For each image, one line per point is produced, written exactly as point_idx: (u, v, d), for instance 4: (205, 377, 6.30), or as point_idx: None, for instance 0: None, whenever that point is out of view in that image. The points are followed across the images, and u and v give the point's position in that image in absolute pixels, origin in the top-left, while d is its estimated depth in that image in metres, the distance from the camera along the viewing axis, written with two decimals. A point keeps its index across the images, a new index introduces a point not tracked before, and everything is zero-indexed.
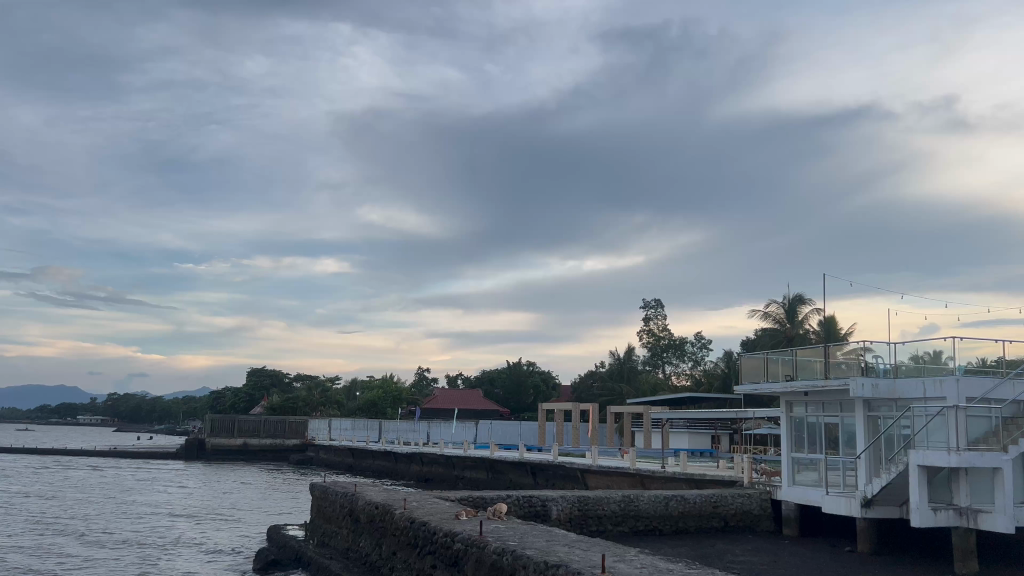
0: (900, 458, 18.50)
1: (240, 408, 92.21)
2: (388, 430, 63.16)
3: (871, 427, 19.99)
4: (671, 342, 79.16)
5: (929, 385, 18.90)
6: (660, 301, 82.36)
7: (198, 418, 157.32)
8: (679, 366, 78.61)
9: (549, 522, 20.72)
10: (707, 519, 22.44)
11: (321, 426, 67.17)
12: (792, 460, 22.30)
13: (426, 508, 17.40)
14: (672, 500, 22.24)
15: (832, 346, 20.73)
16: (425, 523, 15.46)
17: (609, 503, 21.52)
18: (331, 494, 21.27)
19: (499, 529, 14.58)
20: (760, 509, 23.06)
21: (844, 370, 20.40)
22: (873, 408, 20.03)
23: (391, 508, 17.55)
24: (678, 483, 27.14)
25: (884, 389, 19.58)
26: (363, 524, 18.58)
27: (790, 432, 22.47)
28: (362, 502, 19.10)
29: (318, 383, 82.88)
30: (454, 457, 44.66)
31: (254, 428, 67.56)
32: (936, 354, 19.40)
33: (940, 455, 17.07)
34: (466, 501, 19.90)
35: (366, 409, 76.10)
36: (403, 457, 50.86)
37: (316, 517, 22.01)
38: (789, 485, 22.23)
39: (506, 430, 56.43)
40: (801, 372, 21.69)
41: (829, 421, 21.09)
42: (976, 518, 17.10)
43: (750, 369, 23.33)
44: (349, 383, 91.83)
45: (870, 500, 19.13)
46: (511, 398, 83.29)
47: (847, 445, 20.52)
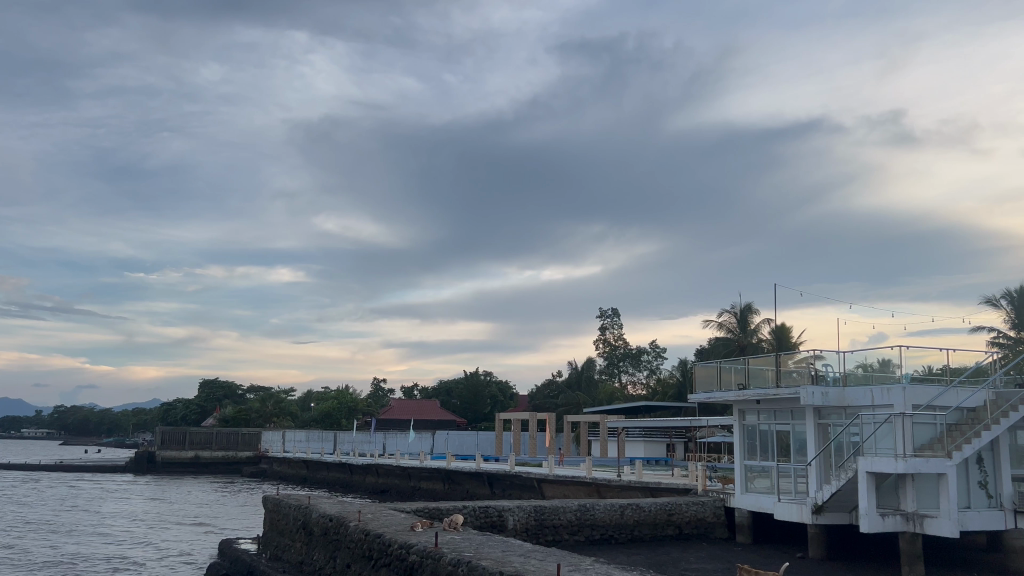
0: (849, 465, 18.85)
1: (191, 420, 90.51)
2: (343, 442, 62.56)
3: (821, 434, 20.33)
4: (628, 352, 79.78)
5: (877, 393, 19.29)
6: (616, 310, 82.99)
7: (148, 431, 154.30)
8: (635, 375, 79.07)
9: (505, 533, 20.74)
10: (662, 528, 22.58)
11: (275, 438, 66.40)
12: (745, 468, 22.58)
13: (381, 520, 17.23)
14: (627, 508, 22.37)
15: (783, 355, 21.04)
16: (381, 536, 15.34)
17: (565, 512, 21.60)
18: (285, 506, 20.99)
19: (455, 540, 14.52)
20: (715, 516, 23.27)
21: (795, 379, 20.71)
22: (823, 416, 20.40)
23: (345, 520, 17.36)
24: (634, 492, 27.30)
25: (833, 397, 19.96)
26: (317, 537, 18.36)
27: (742, 440, 22.74)
28: (316, 515, 18.87)
29: (272, 394, 81.88)
30: (410, 467, 44.42)
31: (205, 439, 66.36)
32: (883, 362, 19.77)
33: (888, 460, 17.43)
34: (422, 512, 19.80)
35: (321, 420, 75.37)
36: (358, 468, 50.43)
37: (271, 529, 21.67)
38: (741, 492, 22.51)
39: (463, 440, 56.28)
40: (753, 381, 21.99)
41: (780, 429, 21.42)
42: (922, 522, 17.49)
43: (704, 377, 23.61)
44: (304, 395, 90.80)
45: (821, 506, 19.45)
46: (468, 408, 83.06)
47: (798, 452, 20.85)
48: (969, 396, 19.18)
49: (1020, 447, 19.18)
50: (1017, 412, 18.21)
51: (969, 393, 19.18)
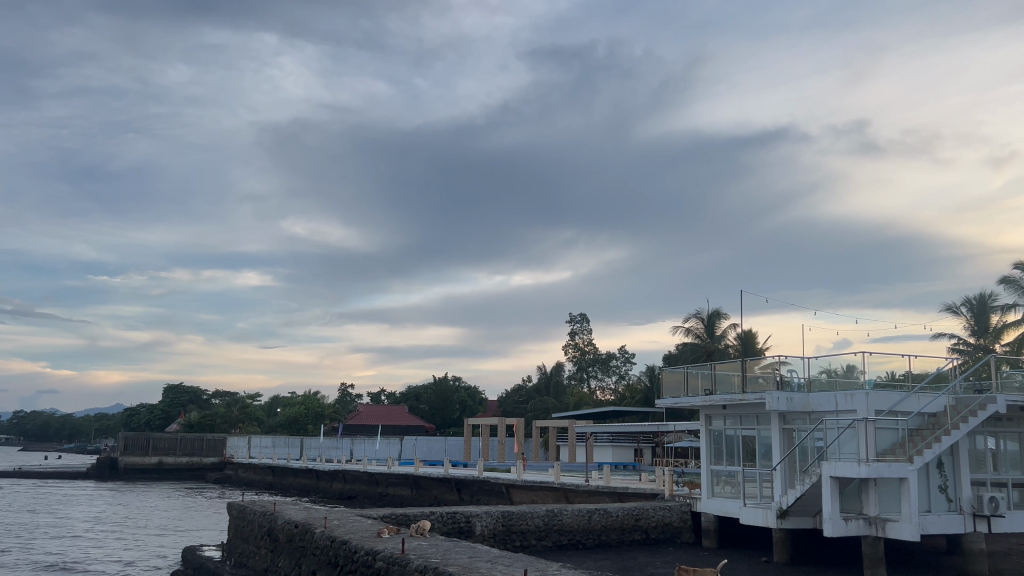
0: (813, 470, 19.07)
1: (155, 425, 89.25)
2: (309, 447, 62.05)
3: (787, 439, 20.51)
4: (597, 357, 80.04)
5: (841, 399, 19.56)
6: (586, 316, 83.25)
7: (110, 437, 151.74)
8: (604, 381, 79.34)
9: (473, 539, 20.70)
10: (629, 533, 22.65)
11: (240, 443, 65.61)
12: (711, 472, 22.75)
13: (347, 527, 17.09)
14: (594, 513, 22.43)
15: (749, 360, 21.23)
16: (347, 543, 15.20)
17: (532, 518, 21.64)
18: (250, 513, 20.75)
19: (421, 546, 14.44)
20: (681, 521, 23.39)
21: (760, 385, 20.86)
22: (788, 421, 20.60)
23: (311, 527, 17.21)
24: (602, 497, 27.37)
25: (798, 402, 20.19)
26: (282, 543, 18.19)
27: (709, 445, 22.90)
28: (281, 521, 18.70)
29: (238, 399, 80.91)
30: (377, 473, 44.12)
31: (169, 445, 65.48)
32: (848, 368, 20.03)
33: (851, 465, 17.67)
34: (389, 518, 19.67)
35: (287, 425, 74.64)
36: (325, 474, 49.99)
37: (235, 536, 21.41)
38: (707, 497, 22.69)
39: (431, 446, 56.08)
40: (719, 386, 22.17)
41: (746, 434, 21.61)
42: (884, 526, 17.73)
43: (671, 382, 23.71)
44: (271, 400, 89.91)
45: (785, 511, 19.63)
46: (436, 413, 82.75)
47: (763, 457, 21.03)
48: (930, 401, 19.51)
49: (979, 451, 19.51)
50: (977, 417, 18.52)
51: (929, 399, 19.52)
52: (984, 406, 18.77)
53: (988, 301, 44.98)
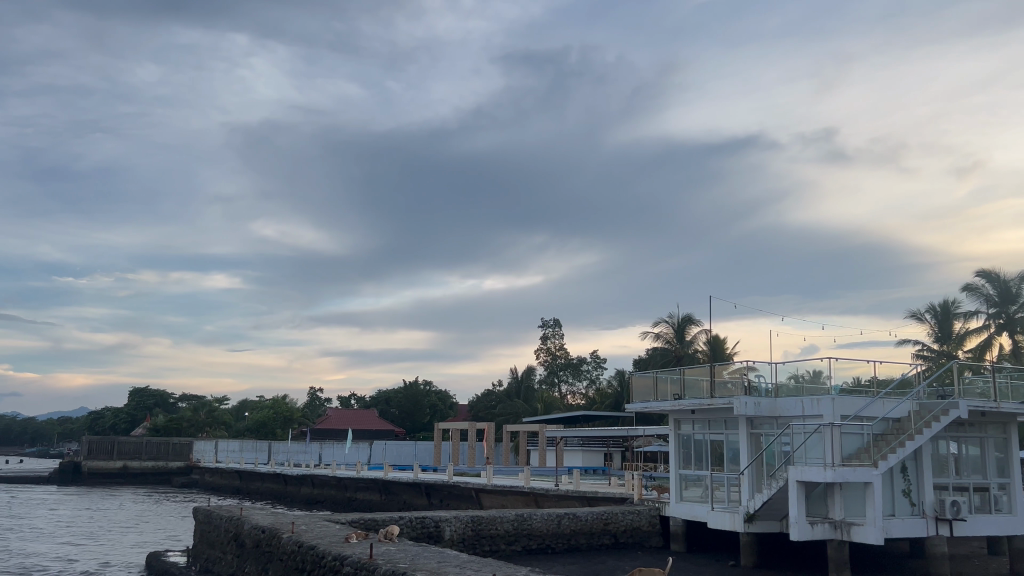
0: (780, 474, 19.25)
1: (120, 429, 87.95)
2: (278, 452, 61.49)
3: (754, 444, 20.69)
4: (568, 362, 80.23)
5: (807, 404, 19.77)
6: (557, 320, 83.40)
7: (73, 441, 149.02)
8: (575, 385, 79.51)
9: (442, 543, 20.62)
10: (598, 537, 22.70)
11: (207, 447, 64.89)
12: (679, 477, 22.89)
13: (315, 532, 16.94)
14: (564, 518, 22.46)
15: (718, 365, 21.41)
16: (314, 548, 15.07)
17: (502, 522, 21.64)
18: (215, 518, 20.51)
19: (390, 551, 14.35)
20: (650, 525, 23.47)
21: (729, 389, 21.11)
22: (755, 425, 20.77)
23: (278, 532, 17.05)
24: (571, 501, 27.41)
25: (765, 407, 20.38)
26: (248, 549, 17.99)
27: (678, 450, 23.03)
28: (248, 526, 18.51)
29: (205, 403, 80.02)
30: (346, 478, 43.84)
31: (134, 449, 64.55)
32: (814, 373, 20.24)
33: (817, 470, 17.85)
34: (357, 523, 19.54)
35: (255, 429, 73.96)
36: (293, 479, 49.59)
37: (201, 542, 21.15)
38: (676, 501, 22.81)
39: (400, 450, 55.85)
40: (688, 391, 22.32)
41: (714, 438, 21.75)
42: (849, 530, 17.93)
43: (640, 387, 23.82)
44: (239, 404, 88.95)
45: (753, 515, 19.77)
46: (406, 417, 82.42)
47: (731, 462, 21.19)
48: (895, 407, 19.78)
49: (942, 456, 19.81)
50: (940, 422, 18.79)
51: (894, 404, 19.78)
52: (947, 411, 19.05)
53: (951, 308, 45.77)
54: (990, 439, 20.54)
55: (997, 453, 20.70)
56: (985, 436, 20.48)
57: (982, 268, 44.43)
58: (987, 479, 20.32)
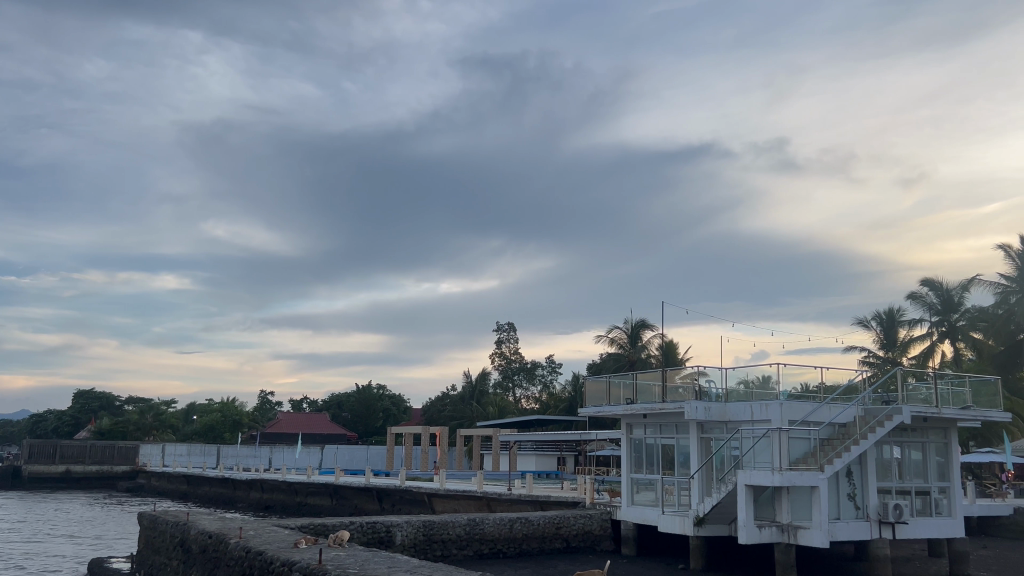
0: (729, 478, 19.51)
1: (62, 433, 85.70)
2: (227, 456, 60.51)
3: (704, 447, 20.93)
4: (522, 366, 80.36)
5: (756, 409, 20.09)
6: (512, 324, 83.46)
7: (10, 446, 144.62)
8: (529, 390, 79.62)
9: (393, 548, 20.50)
10: (550, 541, 22.73)
11: (154, 451, 63.51)
12: (631, 481, 23.04)
13: (263, 538, 16.68)
14: (516, 522, 22.47)
15: (670, 370, 21.64)
16: (262, 553, 14.83)
17: (454, 527, 21.55)
18: (161, 523, 20.09)
19: (339, 557, 14.19)
20: (601, 529, 23.56)
21: (680, 394, 21.36)
22: (705, 430, 21.03)
23: (225, 537, 16.75)
24: (524, 506, 27.45)
25: (715, 411, 20.64)
26: (195, 555, 17.66)
27: (630, 454, 23.16)
28: (194, 531, 18.15)
29: (152, 405, 78.47)
30: (297, 483, 43.30)
31: (77, 453, 62.96)
32: (763, 379, 20.56)
33: (765, 474, 18.13)
34: (307, 529, 19.32)
35: (203, 433, 72.67)
36: (242, 484, 48.82)
37: (145, 549, 20.70)
38: (627, 505, 22.96)
39: (353, 455, 55.40)
40: (640, 396, 22.49)
41: (665, 442, 21.94)
42: (796, 533, 18.24)
43: (594, 392, 23.94)
44: (187, 407, 87.32)
45: (702, 518, 20.01)
46: (359, 421, 81.66)
47: (681, 466, 21.40)
48: (841, 412, 20.18)
49: (886, 460, 20.23)
50: (884, 427, 19.19)
51: (840, 409, 20.17)
52: (890, 417, 19.47)
53: (896, 316, 46.90)
54: (931, 443, 21.05)
55: (938, 457, 21.23)
56: (927, 441, 21.00)
57: (925, 277, 45.62)
58: (928, 483, 20.82)
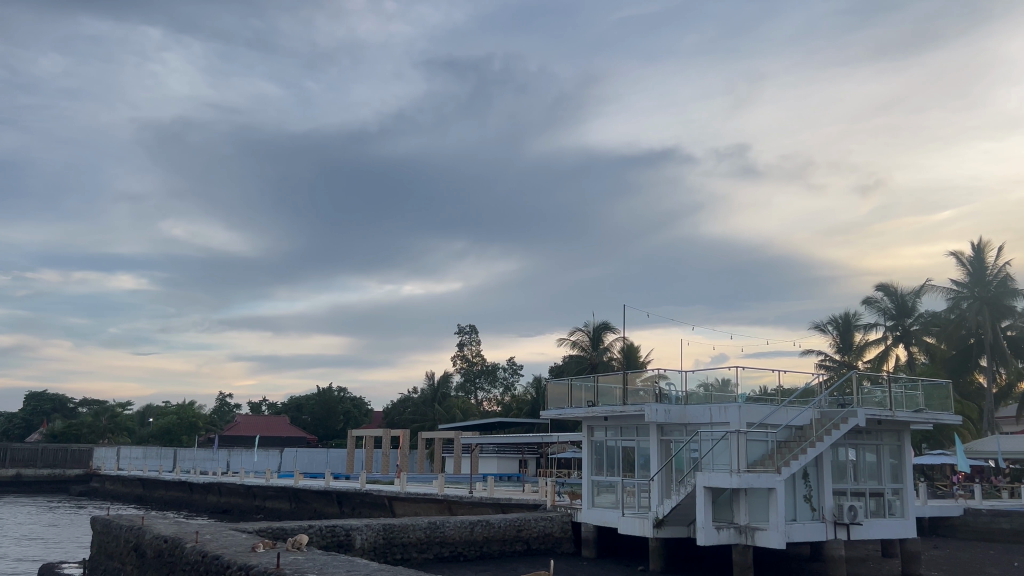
0: (688, 480, 19.68)
1: (12, 435, 83.80)
2: (183, 459, 59.58)
3: (664, 450, 21.06)
4: (483, 368, 80.29)
5: (715, 411, 20.32)
6: (474, 327, 83.31)
7: None
8: (490, 392, 79.58)
9: (352, 552, 20.34)
10: (511, 543, 22.74)
11: (109, 454, 61.87)
12: (592, 483, 23.14)
13: (220, 541, 16.44)
14: (477, 525, 22.45)
15: (631, 373, 21.79)
16: (218, 558, 14.61)
17: (414, 530, 21.47)
18: (114, 527, 19.70)
19: (298, 561, 14.06)
20: (562, 532, 23.60)
21: (641, 396, 21.53)
22: (666, 432, 21.16)
23: (181, 541, 16.49)
24: (485, 509, 27.44)
25: (675, 414, 20.81)
26: (149, 559, 17.35)
27: (591, 456, 23.23)
28: (149, 536, 17.83)
29: (107, 408, 77.05)
30: (255, 486, 42.81)
31: (28, 456, 61.65)
32: (723, 381, 20.77)
33: (724, 476, 18.32)
34: (265, 532, 19.10)
35: (160, 436, 71.40)
36: (198, 487, 48.10)
37: (98, 553, 20.29)
38: (588, 506, 23.06)
39: (312, 458, 54.92)
40: (602, 398, 22.61)
41: (626, 445, 22.05)
42: (753, 535, 18.47)
43: (555, 394, 24.00)
44: (142, 409, 85.88)
45: (661, 520, 20.17)
46: (319, 424, 80.98)
47: (641, 468, 21.52)
48: (797, 414, 20.45)
49: (841, 462, 20.56)
50: (839, 429, 19.49)
51: (797, 412, 20.45)
52: (846, 419, 19.78)
53: (852, 320, 47.71)
54: (885, 445, 21.45)
55: (892, 459, 21.65)
56: (881, 443, 21.39)
57: (880, 282, 46.46)
58: (882, 484, 21.20)
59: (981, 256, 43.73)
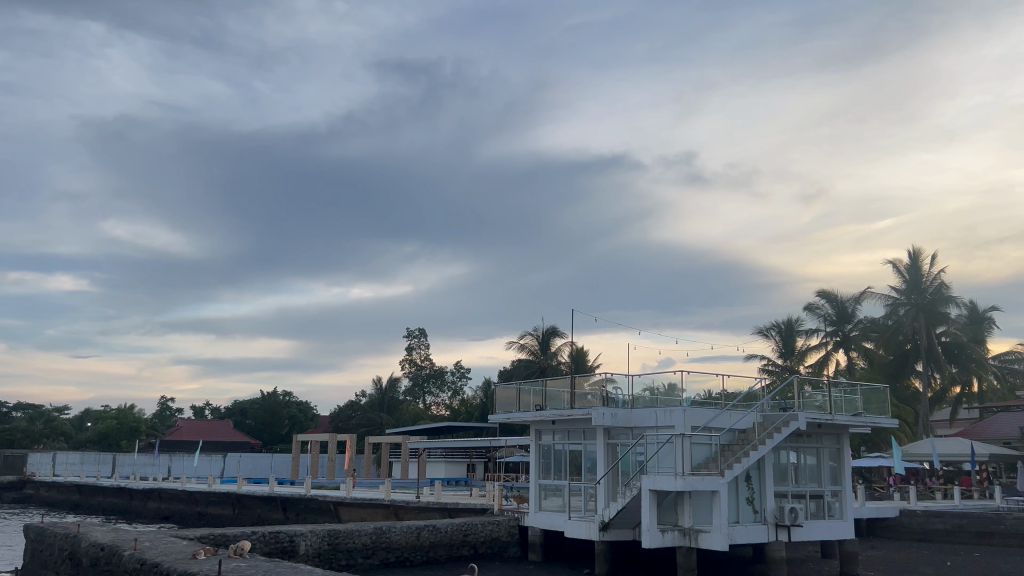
0: (634, 483, 19.87)
1: None
2: (123, 465, 58.19)
3: (610, 453, 21.24)
4: (432, 373, 79.98)
5: (660, 415, 20.55)
6: (423, 330, 82.94)
7: None
8: (439, 396, 79.27)
9: (297, 558, 20.05)
10: (457, 548, 22.71)
11: (43, 460, 60.40)
12: (540, 487, 23.21)
13: (160, 549, 16.07)
14: (423, 530, 22.36)
15: (579, 377, 21.95)
16: (157, 565, 14.30)
17: (359, 536, 21.32)
18: (48, 536, 19.11)
19: (240, 567, 13.81)
20: (509, 535, 23.57)
21: (588, 400, 21.66)
22: (612, 436, 21.33)
23: (118, 549, 16.09)
24: (431, 513, 27.33)
25: (622, 418, 20.99)
26: (86, 568, 16.89)
27: (538, 460, 23.29)
28: (85, 544, 17.33)
29: (42, 412, 74.95)
30: (197, 492, 41.97)
31: None
32: (669, 386, 21.01)
33: (668, 479, 18.52)
34: (207, 539, 18.74)
35: (98, 441, 69.86)
36: (138, 493, 46.98)
37: (32, 562, 19.68)
38: (535, 510, 23.13)
39: (256, 463, 54.08)
40: (549, 402, 22.73)
41: (573, 449, 22.16)
42: (697, 537, 18.72)
43: (503, 398, 24.01)
44: (81, 413, 83.65)
45: (607, 523, 20.30)
46: (264, 429, 79.78)
47: (588, 471, 21.66)
48: (740, 418, 20.80)
49: (783, 465, 20.96)
50: (781, 433, 19.84)
51: (740, 416, 20.77)
52: (788, 422, 20.15)
53: (794, 325, 48.69)
54: (825, 449, 21.94)
55: (832, 462, 22.14)
56: (821, 446, 21.86)
57: (821, 288, 47.53)
58: (822, 486, 21.67)
59: (917, 263, 45.04)
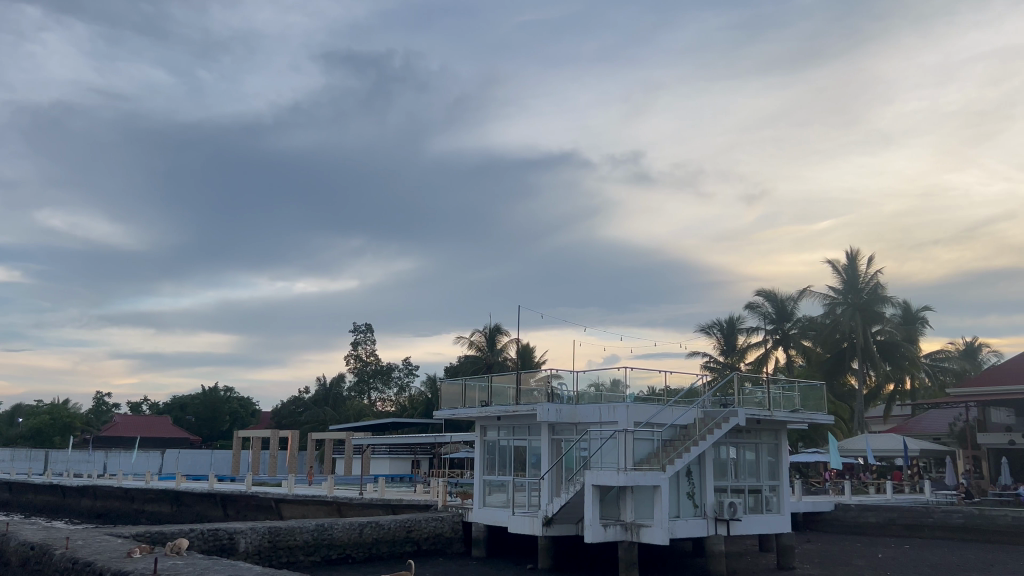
0: (577, 478, 20.01)
1: None
2: (56, 462, 56.49)
3: (555, 449, 21.34)
4: (377, 368, 79.40)
5: (604, 411, 20.75)
6: (369, 326, 82.28)
7: None
8: (384, 393, 78.78)
9: (236, 556, 19.71)
10: (400, 545, 22.59)
11: None
12: (484, 482, 23.23)
13: (93, 548, 15.66)
14: (366, 527, 22.20)
15: (525, 373, 21.97)
16: (90, 564, 13.92)
17: (301, 533, 21.08)
18: None
19: (176, 566, 13.54)
20: (453, 531, 23.58)
21: (534, 396, 21.70)
22: (556, 431, 21.47)
23: (49, 548, 15.62)
24: (375, 510, 27.14)
25: (566, 414, 21.13)
26: (15, 567, 16.37)
27: (483, 456, 23.29)
28: (15, 543, 16.79)
29: None
30: (134, 489, 41.01)
31: None
32: (613, 382, 21.19)
33: (611, 474, 18.70)
34: (143, 537, 18.33)
35: (29, 437, 67.77)
36: (72, 490, 45.66)
37: None
38: (479, 506, 23.14)
39: (196, 459, 53.05)
40: (494, 398, 22.75)
41: (517, 444, 22.23)
42: (638, 531, 18.90)
43: (449, 394, 23.98)
44: (12, 409, 81.02)
45: (551, 518, 20.42)
46: (204, 425, 78.31)
47: (532, 467, 21.75)
48: (682, 414, 21.09)
49: (722, 460, 21.31)
50: (721, 429, 20.13)
51: (682, 411, 21.08)
52: (727, 419, 20.46)
53: (735, 323, 49.54)
54: (764, 444, 22.37)
55: (770, 457, 22.60)
56: (760, 442, 22.28)
57: (761, 287, 48.44)
58: (760, 481, 22.11)
59: (854, 264, 46.19)
